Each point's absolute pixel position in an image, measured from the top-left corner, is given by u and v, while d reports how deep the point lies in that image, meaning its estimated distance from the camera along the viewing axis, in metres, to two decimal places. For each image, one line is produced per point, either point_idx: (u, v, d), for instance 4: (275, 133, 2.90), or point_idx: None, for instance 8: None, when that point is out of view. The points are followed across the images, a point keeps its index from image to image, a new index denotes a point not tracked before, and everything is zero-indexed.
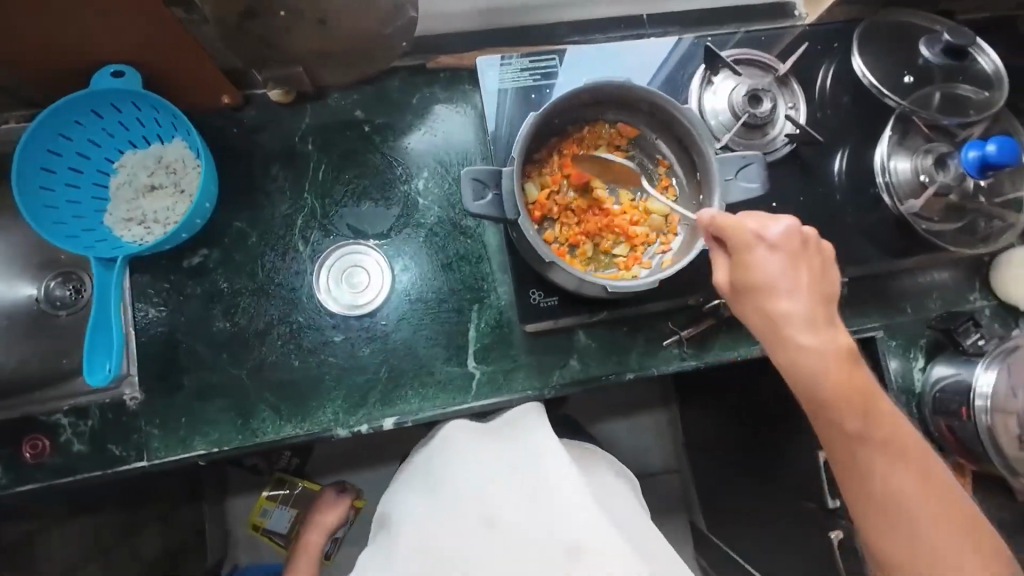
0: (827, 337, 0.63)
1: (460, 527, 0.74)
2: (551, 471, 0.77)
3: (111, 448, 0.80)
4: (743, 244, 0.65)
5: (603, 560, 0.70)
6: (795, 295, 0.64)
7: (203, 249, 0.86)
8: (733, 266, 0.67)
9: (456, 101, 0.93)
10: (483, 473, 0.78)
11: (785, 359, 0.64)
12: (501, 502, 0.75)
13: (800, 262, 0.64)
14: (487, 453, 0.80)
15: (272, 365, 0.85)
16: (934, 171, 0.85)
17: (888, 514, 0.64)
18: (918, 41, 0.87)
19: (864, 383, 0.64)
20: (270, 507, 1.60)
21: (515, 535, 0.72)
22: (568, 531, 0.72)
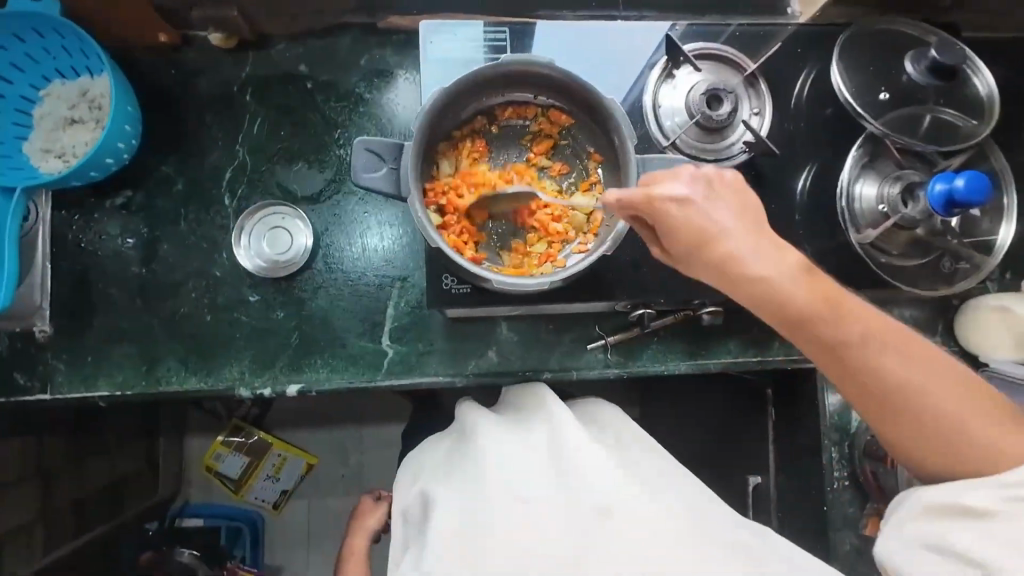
0: (778, 260, 0.60)
1: (477, 507, 0.62)
2: (569, 436, 0.67)
3: (16, 377, 0.81)
4: (644, 202, 0.60)
5: (636, 520, 0.59)
6: (743, 240, 0.60)
7: (127, 190, 0.84)
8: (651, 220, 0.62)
9: (406, 67, 0.89)
10: (493, 447, 0.66)
11: (751, 296, 0.60)
12: (521, 472, 0.64)
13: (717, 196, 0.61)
14: (494, 431, 0.69)
15: (184, 316, 0.84)
16: (898, 202, 0.78)
17: (888, 404, 0.58)
18: (905, 54, 0.79)
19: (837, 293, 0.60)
20: (225, 452, 1.67)
21: (549, 510, 0.60)
22: (597, 490, 0.61)
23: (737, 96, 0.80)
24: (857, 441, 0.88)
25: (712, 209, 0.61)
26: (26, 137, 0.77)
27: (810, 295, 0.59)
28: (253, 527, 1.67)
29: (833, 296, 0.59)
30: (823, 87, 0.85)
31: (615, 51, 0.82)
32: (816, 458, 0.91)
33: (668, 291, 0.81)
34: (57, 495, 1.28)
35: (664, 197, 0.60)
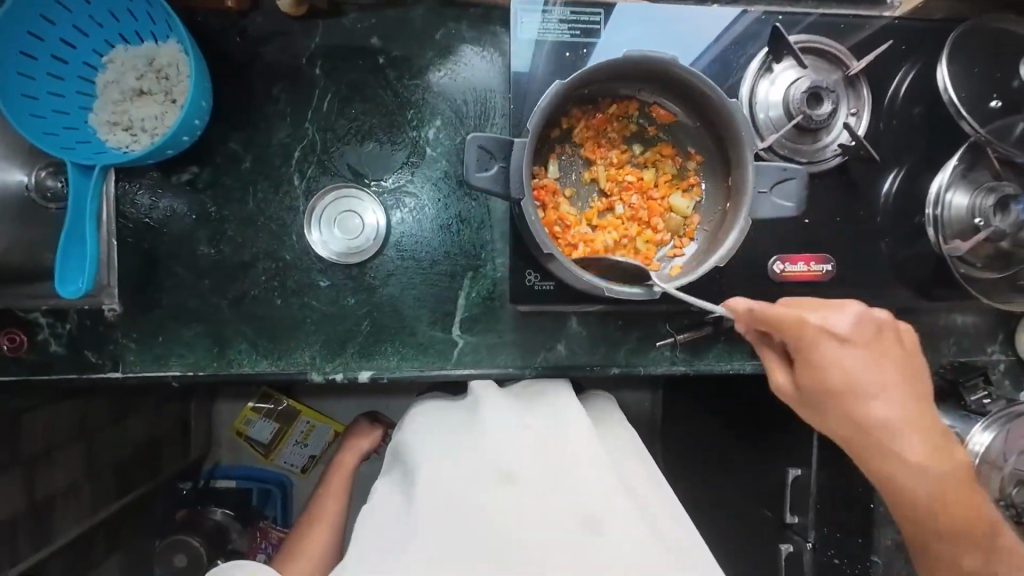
0: (890, 389, 0.63)
1: (474, 476, 0.63)
2: (577, 437, 0.68)
3: (87, 354, 0.80)
4: (804, 334, 0.62)
5: (619, 540, 0.58)
6: (876, 399, 0.63)
7: (194, 166, 0.81)
8: (801, 369, 0.64)
9: (484, 43, 0.84)
10: (507, 429, 0.68)
11: (824, 392, 0.64)
12: (524, 459, 0.64)
13: (872, 354, 0.63)
14: (511, 413, 0.71)
15: (253, 299, 0.82)
16: (992, 214, 0.76)
17: (927, 517, 0.65)
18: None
19: (958, 477, 0.64)
20: (254, 418, 1.68)
21: (540, 496, 0.61)
22: (592, 498, 0.61)
23: (838, 96, 0.77)
24: None
25: (869, 392, 0.63)
26: (90, 107, 0.73)
27: (925, 475, 0.63)
28: (284, 489, 1.69)
29: (912, 406, 0.63)
30: (923, 87, 0.81)
31: (713, 39, 0.78)
32: None
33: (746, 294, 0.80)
34: (103, 456, 1.30)
35: (819, 340, 0.62)
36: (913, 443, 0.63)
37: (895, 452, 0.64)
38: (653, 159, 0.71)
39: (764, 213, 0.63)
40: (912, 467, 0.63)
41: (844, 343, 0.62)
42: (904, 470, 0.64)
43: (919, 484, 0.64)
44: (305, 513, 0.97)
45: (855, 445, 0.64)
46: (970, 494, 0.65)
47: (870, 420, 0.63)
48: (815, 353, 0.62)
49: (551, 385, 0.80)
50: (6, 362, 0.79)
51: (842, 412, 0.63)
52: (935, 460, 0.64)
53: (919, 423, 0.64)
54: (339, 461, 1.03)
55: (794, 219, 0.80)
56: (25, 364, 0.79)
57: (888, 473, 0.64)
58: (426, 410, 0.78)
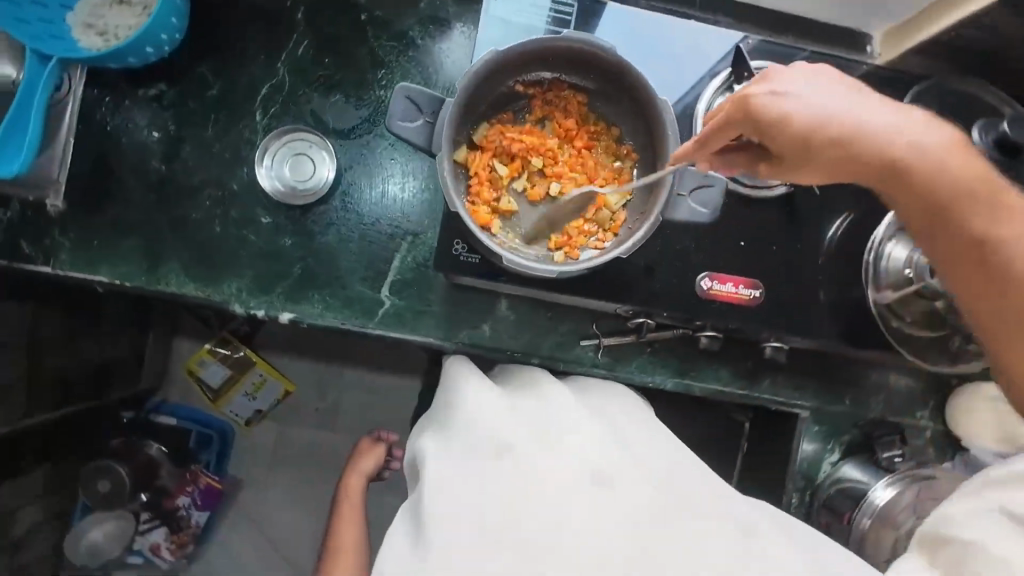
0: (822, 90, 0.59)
1: (469, 461, 0.60)
2: (561, 404, 0.67)
3: (21, 245, 0.81)
4: (748, 120, 0.59)
5: (632, 486, 0.58)
6: (813, 104, 0.58)
7: (163, 84, 0.83)
8: (754, 130, 0.59)
9: (466, 20, 0.86)
10: (488, 401, 0.66)
11: (847, 125, 0.58)
12: (512, 429, 0.62)
13: (802, 75, 0.60)
14: (493, 391, 0.69)
15: (194, 223, 0.84)
16: (924, 271, 0.76)
17: (938, 223, 0.61)
18: (975, 122, 0.74)
19: (906, 165, 0.59)
20: (208, 360, 1.63)
21: (541, 462, 0.59)
22: (596, 452, 0.61)
23: None
24: (820, 490, 0.88)
25: (823, 92, 0.59)
26: (71, 6, 0.76)
27: (886, 126, 0.59)
28: (224, 436, 1.73)
29: (848, 94, 0.60)
30: None
31: (681, 52, 0.80)
32: (774, 500, 0.91)
33: (670, 305, 0.80)
34: (43, 365, 1.31)
35: (766, 98, 0.58)
36: (882, 113, 0.59)
37: (921, 149, 0.59)
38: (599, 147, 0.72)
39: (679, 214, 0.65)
40: (813, 117, 0.57)
41: (791, 96, 0.58)
42: (889, 122, 0.59)
43: (879, 139, 0.58)
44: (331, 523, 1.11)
45: (802, 142, 0.58)
46: (971, 164, 0.59)
47: (822, 106, 0.58)
48: (759, 106, 0.58)
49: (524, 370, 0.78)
50: None
51: (780, 126, 0.58)
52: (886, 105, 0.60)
53: (859, 112, 0.59)
54: (344, 485, 1.16)
55: (731, 241, 0.81)
56: None
57: (836, 154, 0.59)
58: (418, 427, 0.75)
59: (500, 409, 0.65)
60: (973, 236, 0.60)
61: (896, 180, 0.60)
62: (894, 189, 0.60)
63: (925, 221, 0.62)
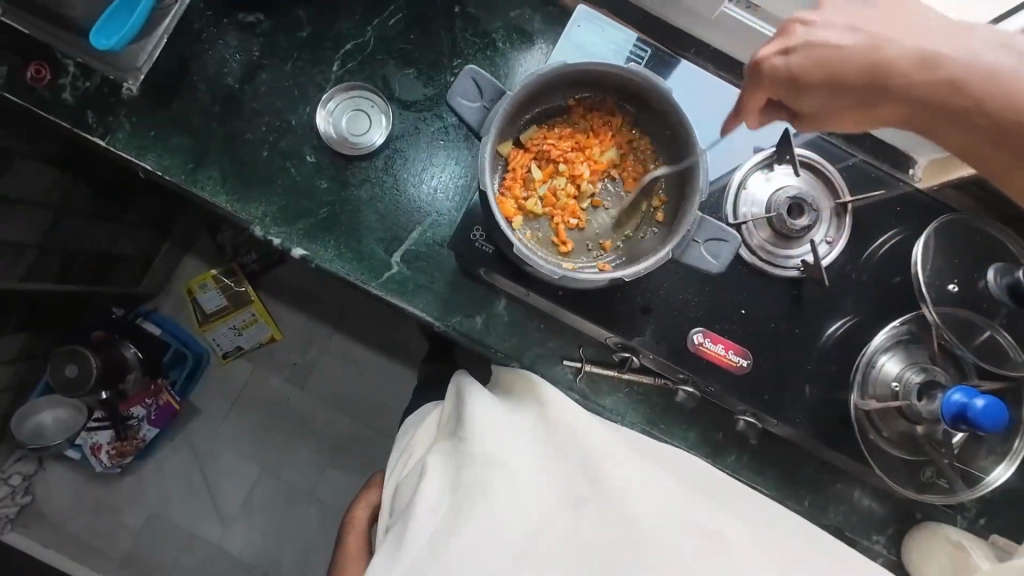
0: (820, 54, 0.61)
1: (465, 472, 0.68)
2: (557, 419, 0.73)
3: (87, 115, 0.87)
4: (787, 80, 0.63)
5: (615, 498, 0.65)
6: (849, 36, 0.60)
7: (260, 14, 0.90)
8: (783, 81, 0.64)
9: (546, 38, 0.92)
10: (491, 415, 0.73)
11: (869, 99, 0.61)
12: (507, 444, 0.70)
13: (847, 18, 0.61)
14: (497, 404, 0.75)
15: (245, 141, 0.89)
16: (912, 390, 0.77)
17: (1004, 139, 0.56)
18: (994, 263, 0.80)
19: (948, 85, 0.57)
20: (210, 285, 1.73)
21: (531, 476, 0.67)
22: (586, 470, 0.68)
23: (819, 217, 0.81)
24: None
25: (859, 22, 0.61)
26: None
27: (917, 75, 0.58)
28: (197, 362, 1.73)
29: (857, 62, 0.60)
30: (902, 254, 0.84)
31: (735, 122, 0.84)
32: None
33: (659, 350, 0.82)
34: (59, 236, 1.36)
35: (779, 56, 0.63)
36: (911, 30, 0.59)
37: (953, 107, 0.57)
38: (637, 173, 0.74)
39: (688, 259, 0.68)
40: (821, 67, 0.61)
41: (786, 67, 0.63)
42: (926, 38, 0.58)
43: (908, 77, 0.58)
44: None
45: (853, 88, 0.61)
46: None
47: (834, 47, 0.61)
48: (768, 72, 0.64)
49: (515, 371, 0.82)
50: (21, 87, 0.87)
51: (827, 65, 0.61)
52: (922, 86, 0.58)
53: (884, 74, 0.59)
54: (350, 519, 0.92)
55: (733, 307, 0.82)
56: (34, 96, 0.87)
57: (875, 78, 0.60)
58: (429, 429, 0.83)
59: (500, 423, 0.72)
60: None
61: (940, 124, 0.59)
62: (928, 119, 0.59)
63: (973, 149, 0.59)
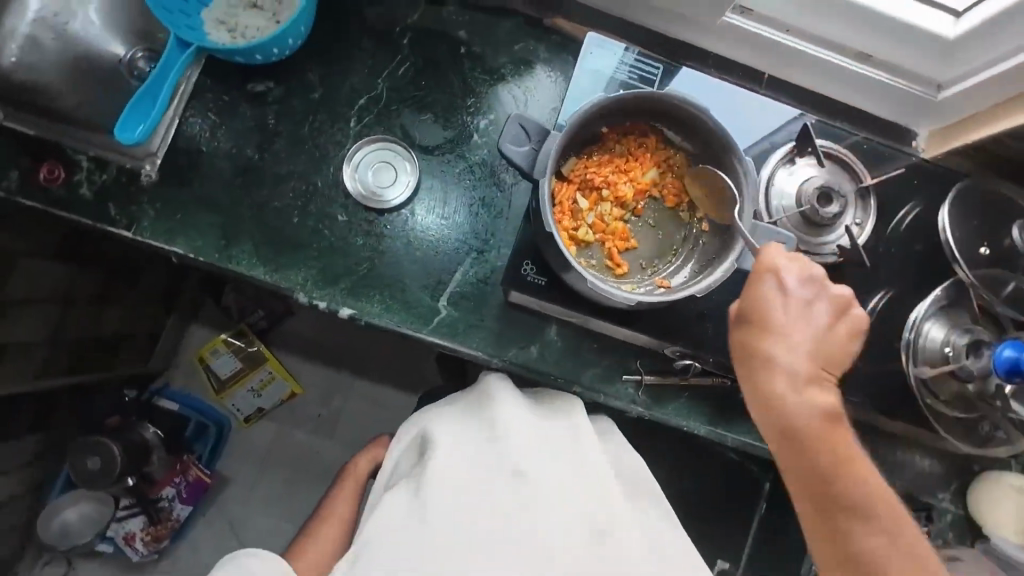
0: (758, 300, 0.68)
1: (486, 468, 0.74)
2: (585, 441, 0.82)
3: (108, 207, 0.86)
4: (758, 269, 0.68)
5: (607, 519, 0.74)
6: (788, 341, 0.68)
7: (269, 82, 0.90)
8: (746, 297, 0.70)
9: (554, 66, 0.94)
10: (524, 424, 0.79)
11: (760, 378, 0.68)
12: (534, 459, 0.76)
13: (789, 263, 0.69)
14: (526, 413, 0.81)
15: (273, 210, 0.88)
16: (963, 352, 0.81)
17: (826, 496, 0.64)
18: (1014, 220, 0.85)
19: (840, 436, 0.66)
20: (222, 350, 1.69)
21: (545, 485, 0.74)
22: (596, 514, 0.75)
23: (847, 201, 0.84)
24: None
25: (790, 331, 0.68)
26: (207, 4, 0.84)
27: (805, 407, 0.66)
28: (221, 429, 1.69)
29: (754, 321, 0.69)
30: (925, 224, 0.88)
31: (753, 123, 0.87)
32: None
33: (716, 352, 0.84)
34: (68, 328, 1.31)
35: (768, 273, 0.68)
36: (801, 352, 0.68)
37: (798, 428, 0.66)
38: (677, 188, 0.77)
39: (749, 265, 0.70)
40: (755, 303, 0.68)
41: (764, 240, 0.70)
42: (798, 345, 0.68)
43: (805, 414, 0.66)
44: (310, 523, 0.96)
45: (751, 353, 0.69)
46: (865, 472, 0.65)
47: (759, 299, 0.68)
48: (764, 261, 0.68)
49: (555, 395, 0.88)
50: (36, 189, 0.85)
51: (756, 343, 0.69)
52: (794, 415, 0.67)
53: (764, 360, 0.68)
54: (350, 472, 1.00)
55: None
56: (51, 197, 0.85)
57: (761, 384, 0.68)
58: (444, 408, 0.85)
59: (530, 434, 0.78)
60: (859, 509, 0.63)
61: (785, 441, 0.67)
62: (781, 445, 0.67)
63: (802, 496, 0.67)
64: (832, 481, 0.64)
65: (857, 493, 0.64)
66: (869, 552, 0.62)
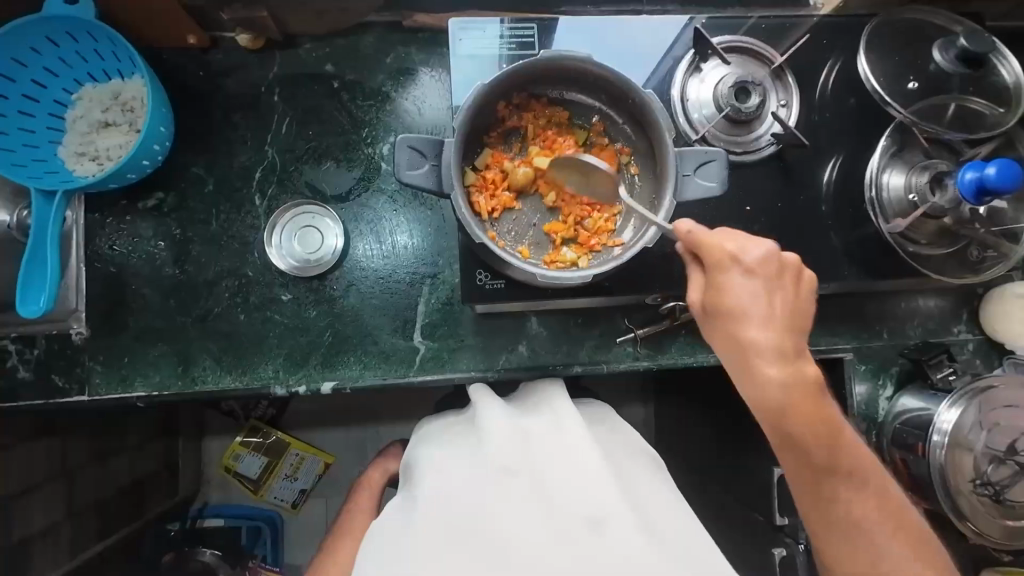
0: (796, 368, 0.63)
1: (474, 476, 0.66)
2: (576, 432, 0.69)
3: (54, 378, 0.82)
4: (715, 258, 0.66)
5: (622, 536, 0.61)
6: (766, 322, 0.63)
7: (158, 192, 0.85)
8: (706, 287, 0.67)
9: (433, 64, 0.90)
10: (505, 424, 0.70)
11: (752, 389, 0.64)
12: (522, 457, 0.66)
13: (757, 293, 0.64)
14: (505, 411, 0.72)
15: (217, 316, 0.84)
16: (927, 191, 0.78)
17: (822, 501, 0.67)
18: (933, 42, 0.81)
19: (823, 408, 0.64)
20: (243, 452, 1.66)
21: (542, 489, 0.64)
22: (594, 505, 0.63)
23: (766, 88, 0.81)
24: (884, 429, 0.89)
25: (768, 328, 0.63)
26: (59, 140, 0.78)
27: (786, 389, 0.62)
28: (274, 526, 1.67)
29: (728, 352, 0.65)
30: (848, 78, 0.85)
31: (647, 46, 0.83)
32: None
33: None
34: (81, 498, 1.28)
35: (728, 266, 0.65)
36: (784, 390, 0.62)
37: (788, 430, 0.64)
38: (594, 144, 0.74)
39: (691, 194, 0.66)
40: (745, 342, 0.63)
41: (761, 324, 0.63)
42: (794, 403, 0.63)
43: (781, 397, 0.63)
44: (334, 534, 0.94)
45: (741, 365, 0.65)
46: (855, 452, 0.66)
47: (740, 322, 0.64)
48: (721, 275, 0.65)
49: (548, 389, 0.79)
50: None
51: (733, 332, 0.64)
52: (837, 431, 0.65)
53: (788, 413, 0.63)
54: (365, 480, 1.00)
55: (738, 207, 0.82)
56: None
57: (756, 384, 0.63)
58: (434, 423, 0.81)
59: (515, 436, 0.68)
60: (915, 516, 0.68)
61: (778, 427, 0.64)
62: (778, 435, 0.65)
63: (820, 496, 0.67)
64: (834, 462, 0.65)
65: (854, 497, 0.67)
66: (883, 555, 0.66)
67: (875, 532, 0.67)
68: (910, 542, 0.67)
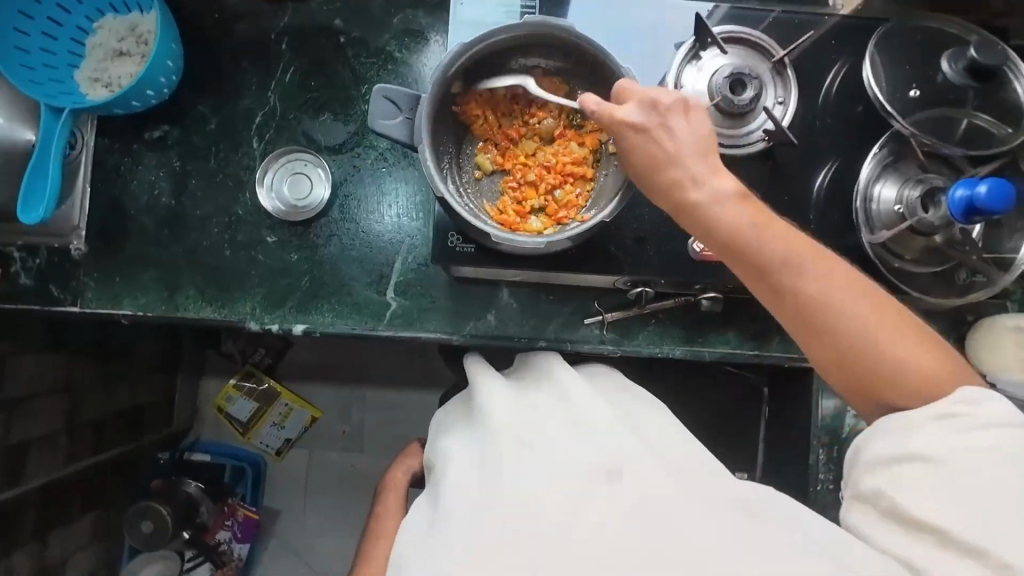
0: (724, 184, 0.63)
1: (483, 459, 0.58)
2: (578, 395, 0.63)
3: (51, 288, 0.87)
4: (613, 120, 0.65)
5: (656, 479, 0.54)
6: (684, 155, 0.64)
7: (165, 125, 0.89)
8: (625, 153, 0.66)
9: (438, 28, 0.91)
10: (504, 401, 0.64)
11: (689, 218, 0.63)
12: (528, 427, 0.60)
13: (678, 124, 0.64)
14: (499, 385, 0.67)
15: (205, 249, 0.89)
16: (918, 205, 0.76)
17: (828, 338, 0.59)
18: (943, 52, 0.78)
19: (770, 221, 0.62)
20: (235, 395, 1.65)
21: (554, 448, 0.57)
22: (609, 451, 0.56)
23: (763, 83, 0.80)
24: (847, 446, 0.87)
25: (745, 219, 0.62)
26: (77, 65, 0.83)
27: (725, 210, 0.62)
28: (258, 469, 1.66)
29: (663, 181, 0.64)
30: (853, 84, 0.83)
31: (647, 31, 0.83)
32: (804, 458, 0.91)
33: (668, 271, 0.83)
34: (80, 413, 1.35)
35: (637, 117, 0.65)
36: (727, 205, 0.62)
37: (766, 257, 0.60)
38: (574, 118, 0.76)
39: None
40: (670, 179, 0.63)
41: (680, 153, 0.63)
42: (729, 214, 0.62)
43: (726, 219, 0.61)
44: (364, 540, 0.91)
45: (676, 205, 0.64)
46: (834, 267, 0.59)
47: (665, 148, 0.64)
48: (632, 129, 0.65)
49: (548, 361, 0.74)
50: None
51: (662, 174, 0.64)
52: (804, 251, 0.60)
53: (748, 250, 0.61)
54: (389, 483, 1.00)
55: None
56: None
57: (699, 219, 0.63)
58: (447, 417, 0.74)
59: (515, 410, 0.62)
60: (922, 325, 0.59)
61: (740, 264, 0.62)
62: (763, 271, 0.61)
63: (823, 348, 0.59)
64: (797, 269, 0.60)
65: (871, 332, 0.58)
66: (907, 389, 0.57)
67: (893, 344, 0.57)
68: (924, 342, 0.58)
